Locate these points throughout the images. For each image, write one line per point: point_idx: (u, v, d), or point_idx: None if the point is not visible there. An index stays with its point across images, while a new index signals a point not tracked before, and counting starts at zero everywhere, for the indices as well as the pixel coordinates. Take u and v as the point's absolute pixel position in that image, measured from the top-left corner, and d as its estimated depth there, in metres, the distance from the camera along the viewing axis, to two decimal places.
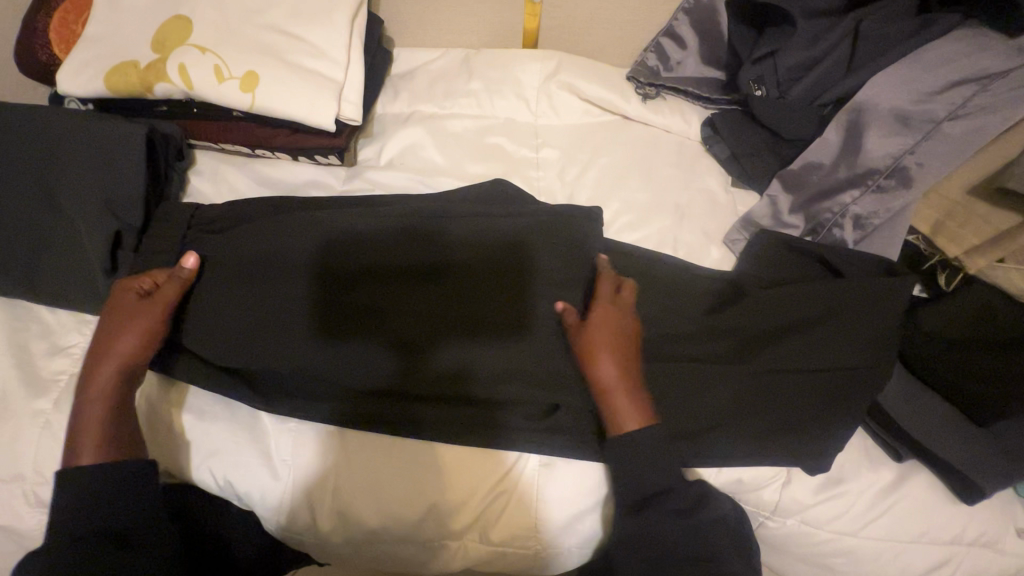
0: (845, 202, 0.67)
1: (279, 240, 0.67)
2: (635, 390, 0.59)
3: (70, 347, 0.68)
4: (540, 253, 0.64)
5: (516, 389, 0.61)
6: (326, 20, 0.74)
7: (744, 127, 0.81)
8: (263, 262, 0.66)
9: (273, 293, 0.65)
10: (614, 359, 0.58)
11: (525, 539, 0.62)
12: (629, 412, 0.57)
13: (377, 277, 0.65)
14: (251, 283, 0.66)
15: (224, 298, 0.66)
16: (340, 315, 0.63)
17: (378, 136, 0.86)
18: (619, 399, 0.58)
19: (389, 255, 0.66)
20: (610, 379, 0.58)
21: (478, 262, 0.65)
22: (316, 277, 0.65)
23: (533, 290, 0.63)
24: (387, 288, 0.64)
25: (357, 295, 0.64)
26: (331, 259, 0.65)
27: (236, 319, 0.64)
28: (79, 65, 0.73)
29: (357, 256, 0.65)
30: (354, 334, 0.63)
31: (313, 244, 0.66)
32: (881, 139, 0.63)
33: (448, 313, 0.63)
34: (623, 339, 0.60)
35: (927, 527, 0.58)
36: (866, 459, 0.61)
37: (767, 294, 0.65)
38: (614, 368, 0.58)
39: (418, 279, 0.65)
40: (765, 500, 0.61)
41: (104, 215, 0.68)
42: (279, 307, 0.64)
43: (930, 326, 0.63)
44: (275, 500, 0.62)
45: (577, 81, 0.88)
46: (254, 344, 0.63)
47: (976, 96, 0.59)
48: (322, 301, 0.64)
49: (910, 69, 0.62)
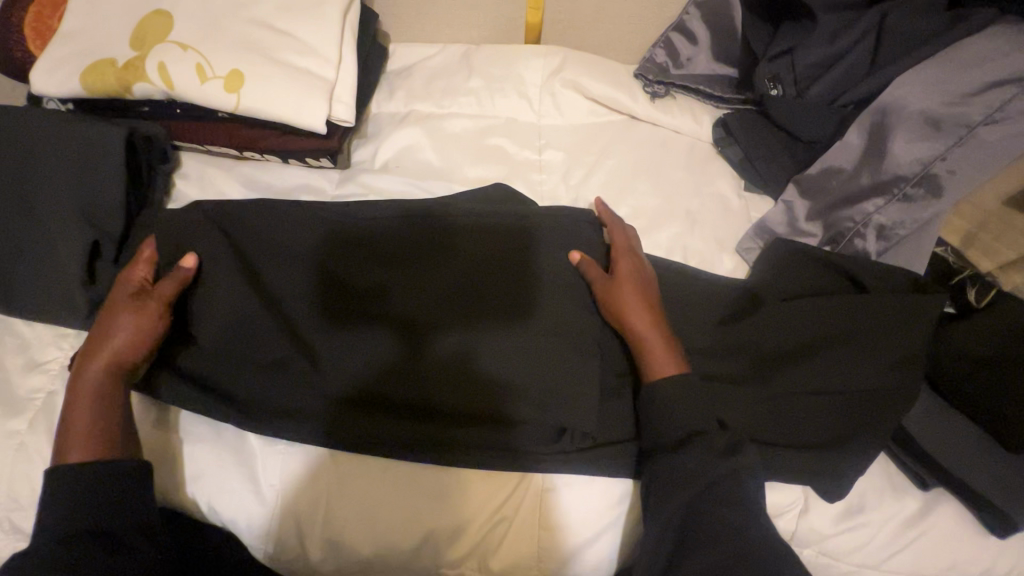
0: (867, 211, 0.63)
1: (277, 240, 0.65)
2: (663, 331, 0.59)
3: (48, 362, 0.64)
4: (544, 236, 0.64)
5: (526, 377, 0.59)
6: (317, 17, 0.70)
7: (760, 129, 0.77)
8: (259, 258, 0.64)
9: (267, 282, 0.64)
10: (641, 304, 0.59)
11: (527, 567, 0.59)
12: (661, 356, 0.57)
13: (380, 260, 0.64)
14: (244, 277, 0.63)
15: (219, 290, 0.63)
16: (340, 306, 0.62)
17: (373, 137, 0.81)
18: (651, 343, 0.58)
19: (392, 239, 0.65)
20: (636, 323, 0.58)
21: (483, 243, 0.64)
22: (316, 264, 0.64)
23: (535, 280, 0.62)
24: (385, 277, 0.63)
25: (356, 285, 0.63)
26: (335, 242, 0.65)
27: (232, 305, 0.62)
28: (54, 64, 0.68)
29: (355, 249, 0.64)
30: (358, 317, 0.62)
31: (315, 229, 0.65)
32: (909, 145, 0.59)
33: (446, 304, 0.61)
34: (645, 285, 0.61)
35: (953, 561, 0.55)
36: (890, 487, 0.57)
37: (784, 309, 0.61)
38: (639, 312, 0.59)
39: (422, 260, 0.63)
40: (781, 529, 0.58)
41: (81, 222, 0.65)
42: (276, 297, 0.63)
43: (957, 345, 0.59)
44: (262, 526, 0.59)
45: (583, 78, 0.83)
46: (256, 327, 0.62)
47: (1016, 99, 0.54)
48: (323, 293, 0.63)
49: (941, 69, 0.58)
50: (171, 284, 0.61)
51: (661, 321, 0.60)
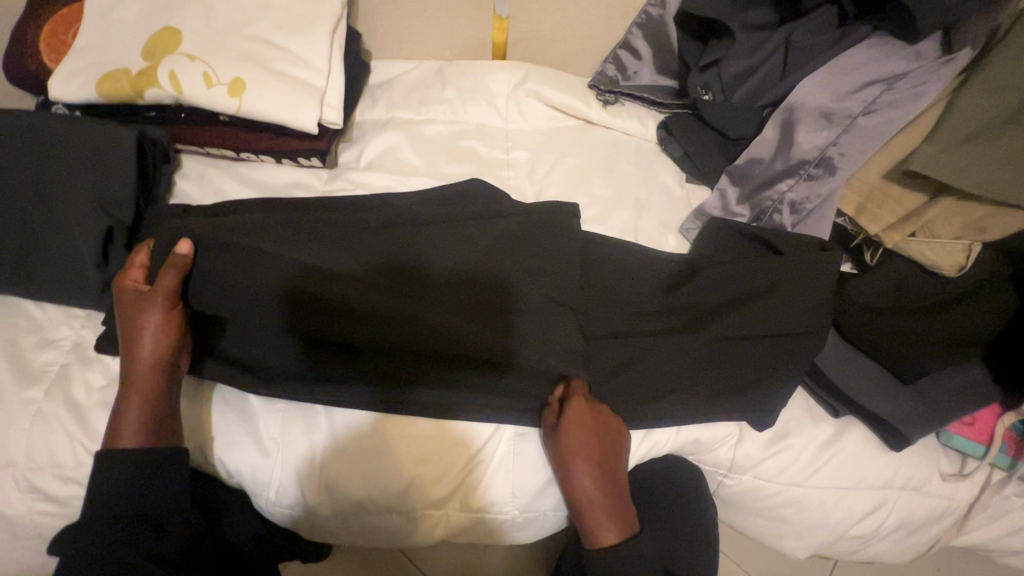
0: (781, 190, 0.75)
1: (254, 246, 0.67)
2: (608, 508, 0.62)
3: (60, 340, 0.70)
4: (512, 275, 0.69)
5: (506, 412, 0.66)
6: (309, 33, 0.79)
7: (695, 128, 0.89)
8: (233, 273, 0.66)
9: (245, 290, 0.66)
10: (592, 467, 0.62)
11: (503, 505, 0.67)
12: (603, 522, 0.62)
13: (344, 312, 0.66)
14: (221, 289, 0.66)
15: (209, 277, 0.66)
16: (329, 308, 0.66)
17: (358, 140, 0.91)
18: (595, 523, 0.62)
19: (357, 289, 0.67)
20: (587, 499, 0.62)
21: (452, 287, 0.69)
22: (287, 317, 0.66)
23: (507, 309, 0.68)
24: (359, 302, 0.66)
25: (331, 296, 0.66)
26: (301, 294, 0.66)
27: (236, 346, 0.68)
28: (70, 74, 0.76)
29: (339, 256, 0.70)
30: (338, 363, 0.67)
31: (280, 279, 0.66)
32: (810, 134, 0.71)
33: (430, 299, 0.68)
34: (599, 445, 0.62)
35: (862, 474, 0.66)
36: (809, 417, 0.68)
37: (715, 272, 0.72)
38: (591, 482, 0.62)
39: (384, 309, 0.66)
40: (722, 459, 0.68)
41: (96, 213, 0.72)
42: (261, 307, 0.66)
43: (857, 297, 0.70)
44: (264, 475, 0.66)
45: (543, 88, 0.95)
46: (256, 365, 0.68)
47: (883, 94, 0.69)
48: (303, 348, 0.67)
49: (830, 71, 0.70)
50: (169, 272, 0.64)
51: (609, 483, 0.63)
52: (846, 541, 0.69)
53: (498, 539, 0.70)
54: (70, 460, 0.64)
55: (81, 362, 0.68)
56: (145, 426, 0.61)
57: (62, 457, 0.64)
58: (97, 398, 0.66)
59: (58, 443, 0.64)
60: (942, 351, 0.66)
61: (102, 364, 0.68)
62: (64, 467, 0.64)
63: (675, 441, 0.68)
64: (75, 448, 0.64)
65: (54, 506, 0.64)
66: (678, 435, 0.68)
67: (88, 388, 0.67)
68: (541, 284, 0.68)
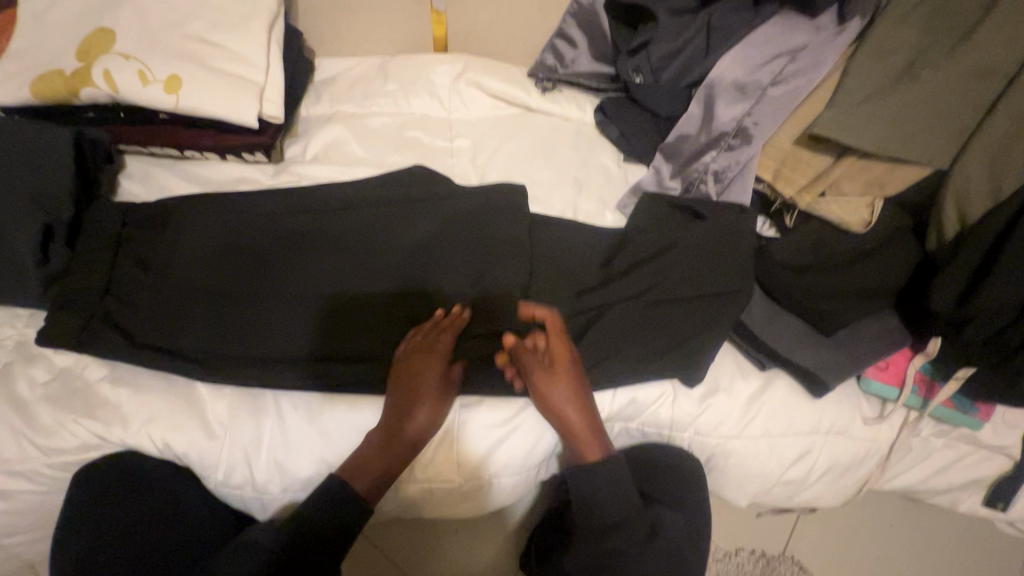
0: (705, 162, 0.79)
1: (262, 268, 0.72)
2: (595, 427, 0.66)
3: (4, 339, 0.70)
4: (525, 287, 0.72)
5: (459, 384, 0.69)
6: (246, 30, 0.82)
7: (630, 111, 0.93)
8: (256, 279, 0.71)
9: (271, 296, 0.71)
10: (572, 402, 0.65)
11: (450, 474, 0.69)
12: (592, 441, 0.66)
13: (365, 321, 0.70)
14: (244, 294, 0.71)
15: (177, 271, 0.71)
16: (363, 315, 0.70)
17: (303, 135, 0.93)
18: (580, 441, 0.65)
19: (378, 300, 0.71)
20: (573, 424, 0.65)
21: (468, 298, 0.71)
22: (309, 322, 0.70)
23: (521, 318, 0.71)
24: (380, 313, 0.70)
25: (360, 314, 0.70)
26: (335, 306, 0.70)
27: (216, 340, 0.68)
28: (4, 76, 0.77)
29: (327, 262, 0.73)
30: (351, 371, 0.68)
31: (316, 294, 0.71)
32: (727, 107, 0.76)
33: (425, 299, 0.71)
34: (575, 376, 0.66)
35: (790, 421, 0.70)
36: (738, 371, 0.72)
37: (645, 240, 0.76)
38: (571, 410, 0.65)
39: (406, 318, 0.70)
40: (661, 418, 0.72)
41: (35, 209, 0.72)
42: (276, 337, 0.69)
43: (780, 258, 0.73)
44: (213, 458, 0.66)
45: (484, 78, 0.98)
46: (239, 369, 0.68)
47: (789, 65, 0.73)
48: (314, 356, 0.69)
49: (742, 48, 0.75)
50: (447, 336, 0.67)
51: (591, 408, 0.66)
52: (781, 487, 0.73)
53: (451, 508, 0.72)
54: (14, 454, 0.63)
55: (24, 359, 0.68)
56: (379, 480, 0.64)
57: (6, 452, 0.63)
58: (42, 392, 0.66)
59: (2, 438, 0.63)
60: (857, 304, 0.70)
61: (48, 359, 0.68)
62: (8, 462, 0.63)
63: (614, 405, 0.71)
64: (18, 443, 0.64)
65: None
66: (615, 399, 0.71)
67: (33, 384, 0.67)
68: (520, 271, 0.72)
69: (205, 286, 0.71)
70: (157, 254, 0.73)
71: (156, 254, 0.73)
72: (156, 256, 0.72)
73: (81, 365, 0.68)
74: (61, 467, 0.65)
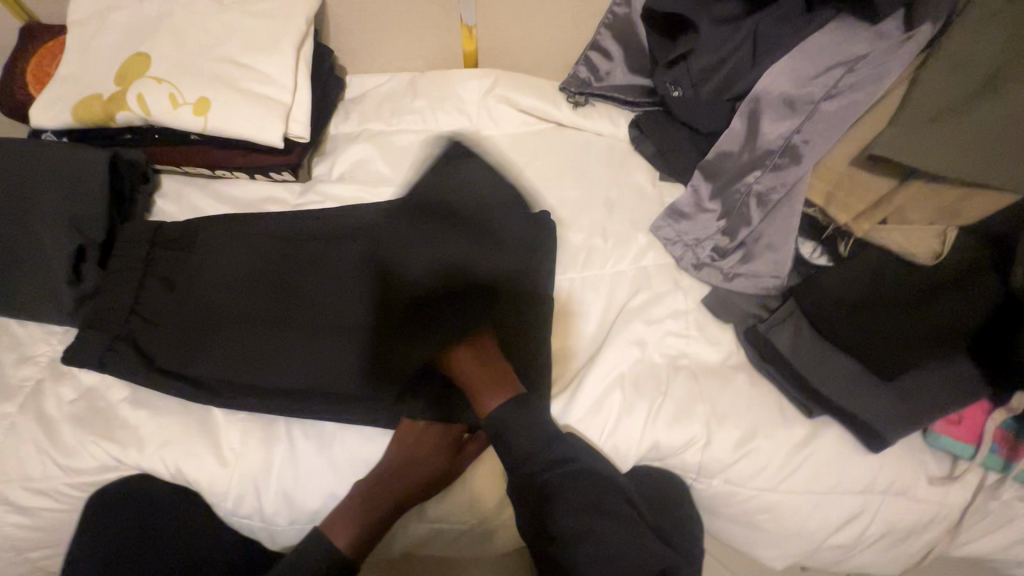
0: (749, 181, 0.71)
1: (303, 279, 0.72)
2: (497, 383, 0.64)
3: (39, 355, 0.73)
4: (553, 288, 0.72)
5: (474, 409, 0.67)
6: (274, 50, 0.82)
7: (667, 126, 0.87)
8: (299, 291, 0.71)
9: (316, 304, 0.70)
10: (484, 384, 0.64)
11: (461, 514, 0.66)
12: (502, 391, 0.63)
13: (420, 320, 0.67)
14: (282, 308, 0.70)
15: (209, 291, 0.71)
16: (413, 314, 0.68)
17: (330, 154, 0.92)
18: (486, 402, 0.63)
19: (431, 297, 0.68)
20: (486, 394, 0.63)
21: (513, 297, 0.70)
22: (358, 331, 0.68)
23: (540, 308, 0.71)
24: (433, 308, 0.68)
25: (412, 314, 0.68)
26: (383, 307, 0.68)
27: (258, 353, 0.67)
28: (51, 101, 0.80)
29: (349, 286, 0.70)
30: (403, 382, 0.66)
31: (362, 297, 0.70)
32: (773, 123, 0.68)
33: (451, 303, 0.68)
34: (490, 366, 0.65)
35: (839, 477, 0.63)
36: (781, 419, 0.66)
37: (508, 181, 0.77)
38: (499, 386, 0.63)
39: (463, 313, 0.68)
40: (689, 464, 0.65)
41: (69, 231, 0.74)
42: (326, 344, 0.67)
43: (832, 291, 0.66)
44: (222, 485, 0.65)
45: (513, 93, 0.95)
46: (288, 377, 0.66)
47: (846, 77, 0.65)
48: (368, 366, 0.66)
49: (791, 59, 0.67)
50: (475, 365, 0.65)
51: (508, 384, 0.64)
52: (828, 550, 0.66)
53: (461, 547, 0.69)
54: (39, 472, 0.65)
55: (55, 377, 0.70)
56: (376, 523, 0.61)
57: (31, 469, 0.65)
58: (67, 411, 0.67)
59: (28, 454, 0.65)
60: (927, 347, 0.61)
61: (74, 377, 0.70)
62: (33, 479, 0.65)
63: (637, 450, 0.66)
64: (43, 461, 0.65)
65: (24, 518, 0.65)
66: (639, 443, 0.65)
67: (60, 402, 0.68)
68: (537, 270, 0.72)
69: (245, 302, 0.70)
70: (183, 275, 0.73)
71: (183, 275, 0.73)
72: (180, 278, 0.73)
73: (105, 385, 0.69)
74: (82, 486, 0.66)
